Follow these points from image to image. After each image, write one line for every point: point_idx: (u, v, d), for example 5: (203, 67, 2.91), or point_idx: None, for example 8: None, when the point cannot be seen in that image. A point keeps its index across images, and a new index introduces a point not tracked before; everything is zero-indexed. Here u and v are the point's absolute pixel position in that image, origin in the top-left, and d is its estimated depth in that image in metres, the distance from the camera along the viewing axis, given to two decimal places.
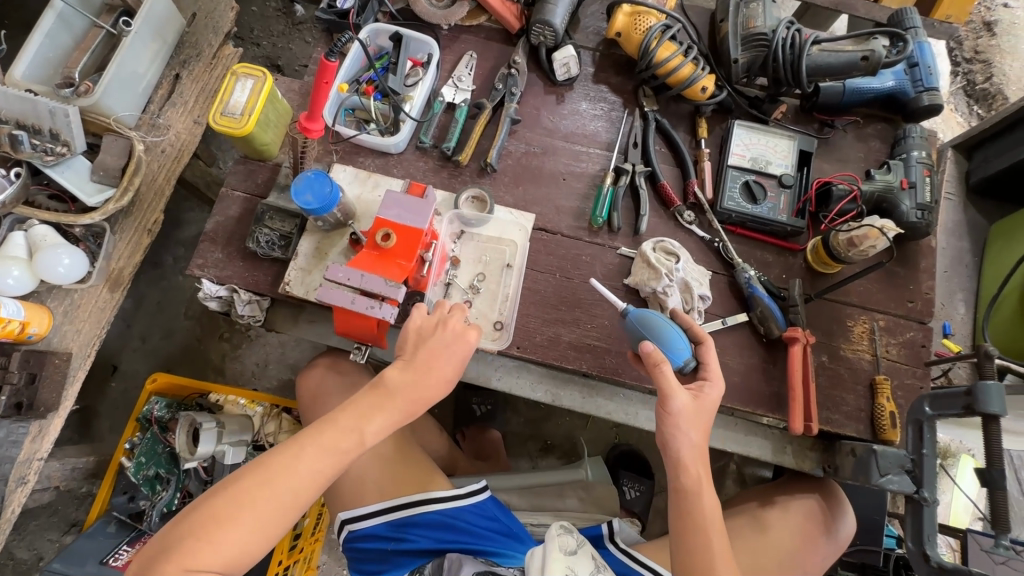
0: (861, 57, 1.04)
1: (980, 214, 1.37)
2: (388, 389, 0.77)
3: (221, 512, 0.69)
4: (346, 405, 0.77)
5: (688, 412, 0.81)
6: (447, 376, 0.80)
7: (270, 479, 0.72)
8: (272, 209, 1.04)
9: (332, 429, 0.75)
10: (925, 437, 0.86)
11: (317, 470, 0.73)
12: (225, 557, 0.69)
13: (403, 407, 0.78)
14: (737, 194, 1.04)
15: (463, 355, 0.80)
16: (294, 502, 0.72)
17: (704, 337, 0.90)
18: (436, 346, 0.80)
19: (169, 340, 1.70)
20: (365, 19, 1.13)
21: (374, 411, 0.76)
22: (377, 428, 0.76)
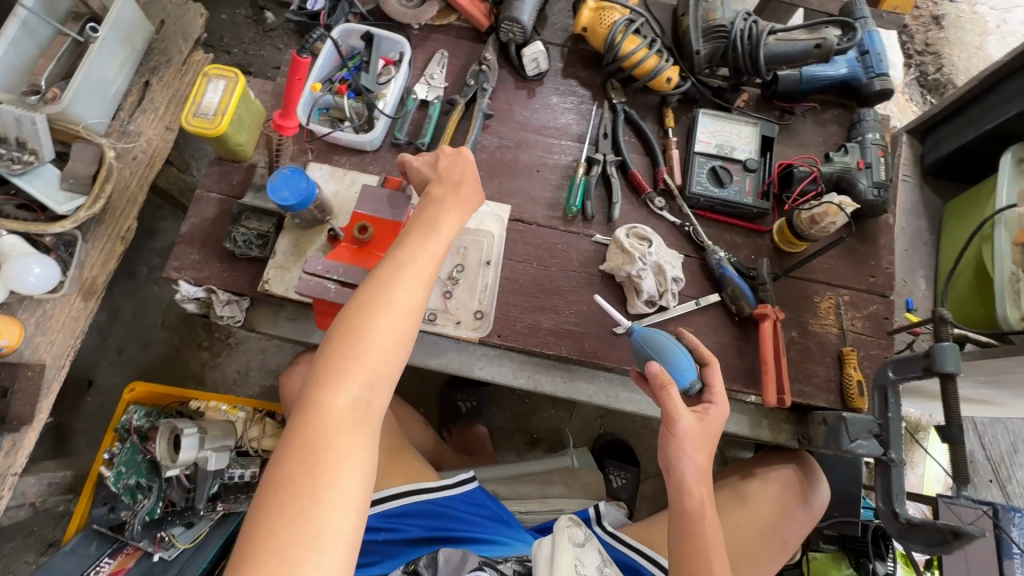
0: (813, 46, 1.08)
1: (936, 194, 1.44)
2: (433, 224, 0.82)
3: (327, 375, 0.70)
4: (396, 250, 0.79)
5: (693, 435, 0.83)
6: (473, 181, 0.89)
7: (354, 329, 0.72)
8: (249, 208, 1.04)
9: (391, 271, 0.77)
10: (891, 401, 0.90)
11: (403, 309, 0.75)
12: (347, 411, 0.69)
13: (454, 209, 0.85)
14: (705, 179, 1.08)
15: (475, 163, 0.90)
16: (388, 343, 0.73)
17: (710, 359, 0.91)
18: (452, 165, 0.89)
19: (146, 351, 1.67)
20: (335, 20, 1.14)
21: (430, 245, 0.80)
22: (433, 252, 0.80)
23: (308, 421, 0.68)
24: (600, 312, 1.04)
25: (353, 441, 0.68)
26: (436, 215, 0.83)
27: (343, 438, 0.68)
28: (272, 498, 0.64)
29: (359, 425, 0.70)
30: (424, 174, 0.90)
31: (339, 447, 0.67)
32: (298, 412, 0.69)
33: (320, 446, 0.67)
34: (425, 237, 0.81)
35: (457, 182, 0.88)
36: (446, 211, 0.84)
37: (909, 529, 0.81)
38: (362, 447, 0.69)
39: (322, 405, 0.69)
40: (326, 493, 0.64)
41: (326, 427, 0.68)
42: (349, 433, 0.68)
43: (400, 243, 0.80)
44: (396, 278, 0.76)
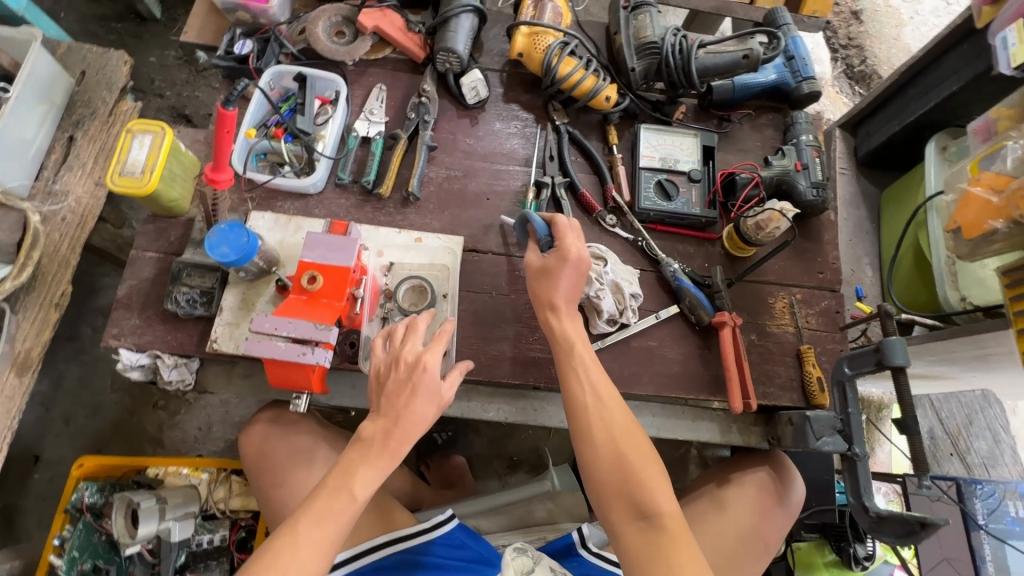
0: (742, 56, 1.12)
1: (872, 184, 1.51)
2: (390, 437, 0.78)
3: None
4: (338, 467, 0.77)
5: (535, 271, 0.94)
6: (429, 405, 0.80)
7: (276, 563, 0.69)
8: (189, 265, 0.99)
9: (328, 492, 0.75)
10: (849, 397, 0.92)
11: (327, 533, 0.73)
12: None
13: (383, 460, 0.78)
14: (652, 193, 1.10)
15: (434, 383, 0.80)
16: (307, 572, 0.71)
17: (552, 217, 0.95)
18: (409, 371, 0.80)
19: (96, 418, 1.57)
20: (265, 62, 1.11)
21: (374, 469, 0.77)
22: (370, 481, 0.77)
23: None
24: None
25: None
26: (381, 441, 0.78)
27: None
28: None
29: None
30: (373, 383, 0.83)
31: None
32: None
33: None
34: (353, 473, 0.76)
35: (400, 389, 0.80)
36: (385, 449, 0.78)
37: (879, 522, 0.82)
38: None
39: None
40: None
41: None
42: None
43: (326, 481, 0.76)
44: (313, 531, 0.72)
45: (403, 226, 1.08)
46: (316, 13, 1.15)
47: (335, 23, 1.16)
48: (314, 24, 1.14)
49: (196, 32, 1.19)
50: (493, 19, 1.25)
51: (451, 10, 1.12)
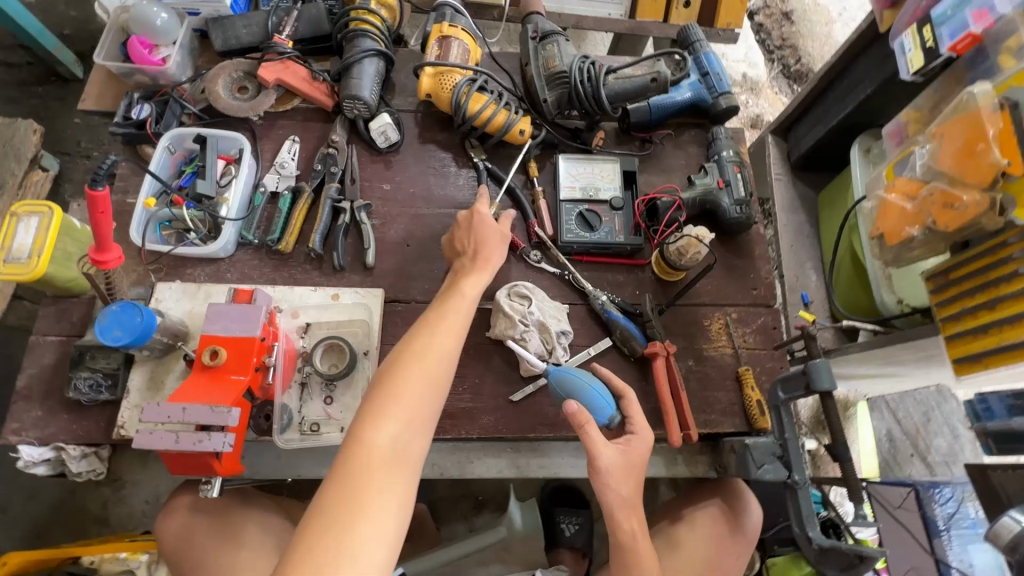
0: (650, 80, 1.10)
1: (809, 187, 1.49)
2: (460, 289, 0.87)
3: (367, 414, 0.70)
4: (432, 311, 0.83)
5: (617, 470, 0.84)
6: (494, 240, 0.95)
7: (390, 388, 0.72)
8: (90, 347, 0.93)
9: (425, 329, 0.79)
10: (785, 420, 0.89)
11: (438, 362, 0.76)
12: (385, 451, 0.67)
13: (479, 269, 0.91)
14: (575, 225, 1.07)
15: (493, 225, 0.95)
16: (422, 395, 0.73)
17: (624, 390, 0.91)
18: (470, 237, 0.95)
19: (34, 503, 1.49)
20: (164, 125, 1.08)
21: (460, 310, 0.84)
22: (459, 310, 0.84)
23: (349, 460, 0.66)
24: (494, 381, 1.00)
25: (389, 480, 0.65)
26: (460, 279, 0.89)
27: (383, 474, 0.65)
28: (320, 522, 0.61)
29: (395, 464, 0.67)
30: (451, 250, 0.99)
31: (370, 487, 0.64)
32: (341, 446, 0.67)
33: (362, 480, 0.64)
34: (450, 299, 0.85)
35: (476, 245, 0.94)
36: (470, 275, 0.90)
37: (821, 554, 0.79)
38: (393, 485, 0.65)
39: (363, 442, 0.67)
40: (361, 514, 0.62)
41: (367, 463, 0.66)
42: (384, 477, 0.65)
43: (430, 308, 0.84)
44: (434, 336, 0.78)
45: (318, 283, 1.04)
46: (215, 70, 1.12)
47: (236, 79, 1.14)
48: (214, 82, 1.11)
49: (94, 100, 1.14)
50: (404, 59, 1.22)
51: (354, 56, 1.09)
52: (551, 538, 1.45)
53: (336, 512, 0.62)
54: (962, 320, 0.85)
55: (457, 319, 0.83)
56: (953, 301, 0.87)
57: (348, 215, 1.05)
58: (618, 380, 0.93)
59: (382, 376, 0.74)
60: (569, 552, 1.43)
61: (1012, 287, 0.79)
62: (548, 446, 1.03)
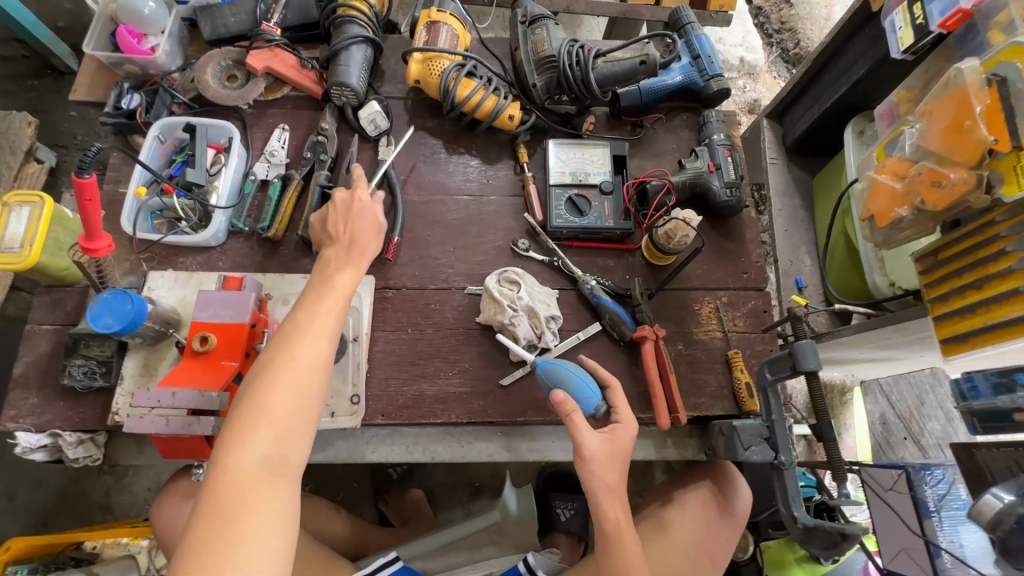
0: (639, 62, 1.10)
1: (804, 171, 1.48)
2: (327, 283, 0.80)
3: (232, 436, 0.66)
4: (297, 310, 0.77)
5: (602, 457, 0.81)
6: (373, 231, 0.88)
7: (256, 404, 0.68)
8: (84, 336, 0.94)
9: (286, 335, 0.74)
10: (772, 402, 0.89)
11: (302, 371, 0.71)
12: (253, 471, 0.65)
13: (353, 264, 0.83)
14: (564, 211, 1.07)
15: (373, 216, 0.88)
16: (290, 408, 0.69)
17: (610, 380, 0.90)
18: (343, 223, 0.87)
19: (39, 491, 1.51)
20: (154, 114, 1.08)
21: (328, 306, 0.78)
22: (333, 309, 0.78)
23: (214, 487, 0.63)
24: (484, 366, 1.01)
25: (261, 501, 0.63)
26: (330, 272, 0.82)
27: (254, 497, 0.63)
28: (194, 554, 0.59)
29: (264, 485, 0.65)
30: (321, 234, 0.89)
31: (242, 513, 0.62)
32: (205, 477, 0.64)
33: (229, 510, 0.62)
34: (320, 295, 0.79)
35: (349, 238, 0.85)
36: (342, 267, 0.82)
37: (806, 533, 0.79)
38: (268, 505, 0.64)
39: (229, 467, 0.64)
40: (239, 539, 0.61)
41: (233, 489, 0.63)
42: (262, 497, 0.64)
43: (296, 307, 0.78)
44: (297, 341, 0.73)
45: (310, 270, 1.04)
46: (204, 59, 1.12)
47: (225, 67, 1.14)
48: (203, 70, 1.11)
49: (85, 91, 1.14)
50: (393, 45, 1.22)
51: (342, 43, 1.09)
52: (546, 523, 1.46)
53: (206, 544, 0.60)
54: (951, 300, 0.84)
55: (329, 318, 0.77)
56: (942, 282, 0.87)
57: None
58: (604, 370, 0.92)
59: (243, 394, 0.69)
60: (565, 536, 1.44)
61: (1001, 265, 0.79)
62: (538, 430, 1.03)
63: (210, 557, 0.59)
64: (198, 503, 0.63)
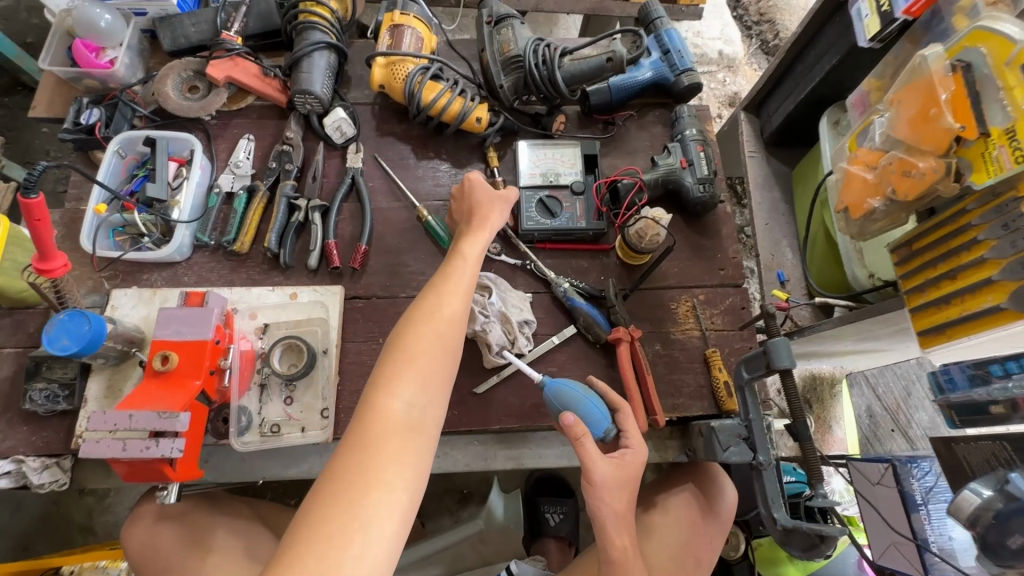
0: (605, 60, 1.08)
1: (783, 163, 1.46)
2: (462, 247, 0.85)
3: (381, 382, 0.69)
4: (437, 273, 0.81)
5: (611, 481, 0.81)
6: (496, 199, 0.92)
7: (404, 353, 0.71)
8: (46, 358, 0.92)
9: (432, 292, 0.77)
10: (749, 400, 0.87)
11: (443, 326, 0.74)
12: (397, 417, 0.66)
13: (485, 230, 0.87)
14: (535, 213, 1.05)
15: (486, 187, 0.92)
16: (432, 361, 0.72)
17: (620, 403, 0.87)
18: (465, 203, 0.93)
19: (19, 515, 1.49)
20: (114, 129, 1.06)
21: (466, 270, 0.81)
22: (467, 271, 0.81)
23: (362, 427, 0.65)
24: (457, 374, 0.99)
25: (403, 448, 0.65)
26: (468, 238, 0.86)
27: (398, 441, 0.65)
28: (339, 486, 0.61)
29: (408, 431, 0.66)
30: (456, 214, 0.94)
31: (385, 453, 0.64)
32: (355, 415, 0.67)
33: (374, 450, 0.64)
34: (458, 259, 0.82)
35: (478, 209, 0.90)
36: (475, 233, 0.86)
37: (786, 534, 0.78)
38: (412, 451, 0.65)
39: (377, 408, 0.66)
40: (378, 478, 0.62)
41: (380, 430, 0.65)
42: (402, 443, 0.65)
43: (437, 270, 0.81)
44: (442, 298, 0.76)
45: (277, 283, 1.02)
46: (164, 70, 1.10)
47: (186, 78, 1.12)
48: (163, 83, 1.09)
49: (44, 107, 1.12)
50: (359, 50, 1.20)
51: (303, 49, 1.07)
52: (536, 528, 1.45)
53: (351, 477, 0.61)
54: (926, 292, 0.83)
55: (468, 279, 0.80)
56: (917, 273, 0.85)
57: (302, 213, 1.03)
58: (614, 392, 0.89)
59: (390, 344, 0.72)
60: (555, 541, 1.42)
61: (974, 254, 0.77)
62: (514, 437, 1.02)
63: (353, 486, 0.61)
64: (345, 436, 0.66)
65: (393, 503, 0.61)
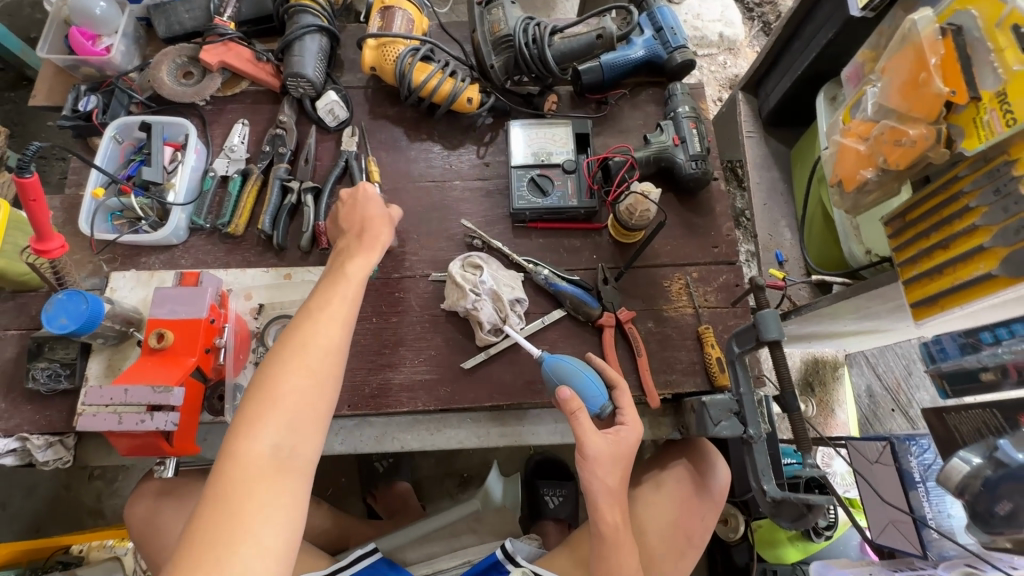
0: (596, 37, 1.08)
1: (782, 142, 1.44)
2: (341, 269, 0.82)
3: (242, 424, 0.66)
4: (310, 299, 0.78)
5: (606, 458, 0.80)
6: (380, 219, 0.90)
7: (267, 392, 0.68)
8: (48, 338, 0.94)
9: (304, 321, 0.74)
10: (740, 375, 0.87)
11: (312, 360, 0.71)
12: (262, 462, 0.65)
13: (369, 249, 0.85)
14: (526, 192, 1.05)
15: (378, 203, 0.91)
16: (302, 397, 0.69)
17: (617, 381, 0.88)
18: (355, 213, 0.90)
19: (31, 498, 1.53)
20: (111, 115, 1.07)
21: (341, 296, 0.78)
22: (345, 295, 0.78)
23: (223, 477, 0.63)
24: (450, 352, 0.99)
25: (268, 493, 0.64)
26: (344, 259, 0.83)
27: (261, 487, 0.63)
28: (198, 541, 0.60)
29: (271, 475, 0.65)
30: (335, 231, 0.93)
31: (249, 501, 0.62)
32: (216, 462, 0.65)
33: (234, 500, 0.62)
34: (333, 283, 0.80)
35: (361, 227, 0.88)
36: (355, 254, 0.84)
37: (776, 506, 0.78)
38: (280, 493, 0.64)
39: (236, 456, 0.64)
40: (240, 529, 0.61)
41: (240, 478, 0.63)
42: (266, 488, 0.64)
43: (311, 295, 0.78)
44: (312, 328, 0.73)
45: (272, 264, 1.03)
46: (159, 56, 1.11)
47: (181, 64, 1.13)
48: (158, 68, 1.10)
49: (43, 95, 1.14)
50: (351, 35, 1.20)
51: (294, 33, 1.08)
52: (535, 510, 1.45)
53: (210, 531, 0.60)
54: (918, 263, 0.82)
55: (342, 303, 0.78)
56: (910, 244, 0.84)
57: (294, 195, 1.05)
58: (612, 370, 0.90)
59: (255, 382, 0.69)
60: (554, 523, 1.43)
61: (966, 221, 0.76)
62: (509, 414, 1.02)
63: (212, 541, 0.59)
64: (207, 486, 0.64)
65: (258, 552, 0.60)
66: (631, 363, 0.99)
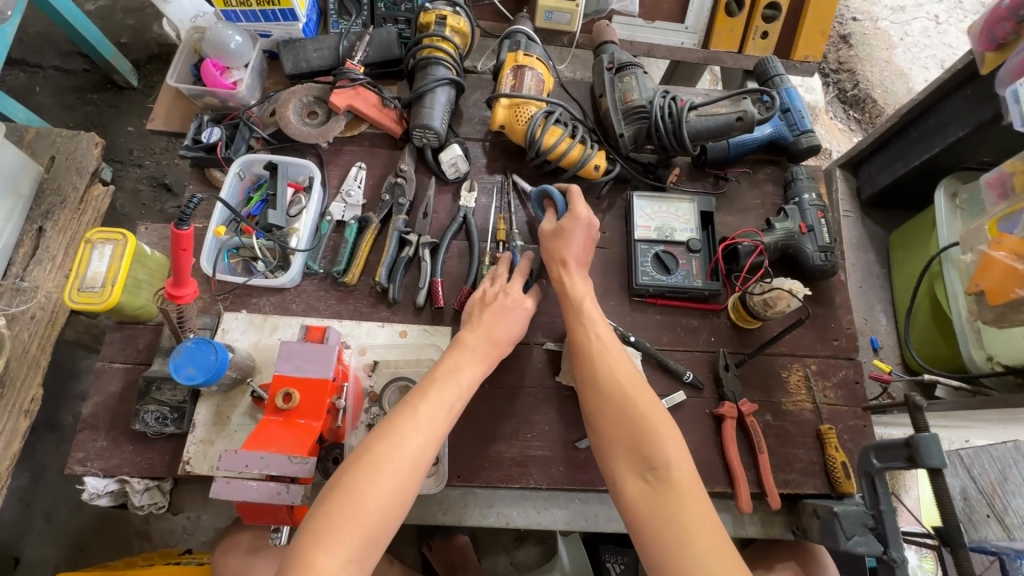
0: (736, 119, 1.06)
1: (879, 225, 1.42)
2: (457, 368, 0.83)
3: (323, 532, 0.64)
4: (413, 400, 0.77)
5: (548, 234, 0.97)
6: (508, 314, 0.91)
7: (352, 489, 0.67)
8: (157, 378, 0.91)
9: (398, 424, 0.74)
10: (879, 490, 0.81)
11: (401, 469, 0.70)
12: (336, 574, 0.62)
13: (483, 356, 0.87)
14: (650, 268, 1.03)
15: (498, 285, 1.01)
16: (385, 504, 0.68)
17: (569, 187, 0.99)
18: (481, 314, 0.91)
19: (78, 513, 1.49)
20: (235, 150, 1.06)
21: (446, 399, 0.79)
22: (450, 399, 0.79)
23: None
24: (564, 428, 0.96)
25: None
26: (461, 359, 0.84)
27: None
28: None
29: None
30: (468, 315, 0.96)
31: None
32: (289, 568, 0.62)
33: None
34: (446, 382, 0.80)
35: (491, 328, 0.89)
36: (473, 358, 0.85)
37: None
38: None
39: (313, 565, 0.62)
40: None
41: None
42: None
43: (418, 390, 0.79)
44: (407, 430, 0.73)
45: (386, 317, 1.01)
46: (287, 94, 1.11)
47: (307, 103, 1.12)
48: (285, 106, 1.10)
49: (161, 120, 1.13)
50: (472, 85, 1.20)
51: (427, 85, 1.07)
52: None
53: None
54: None
55: (445, 409, 0.78)
56: None
57: (412, 249, 1.02)
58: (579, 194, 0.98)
59: (339, 481, 0.68)
60: None
61: None
62: None
63: None
64: None
65: None
66: (750, 458, 0.96)
